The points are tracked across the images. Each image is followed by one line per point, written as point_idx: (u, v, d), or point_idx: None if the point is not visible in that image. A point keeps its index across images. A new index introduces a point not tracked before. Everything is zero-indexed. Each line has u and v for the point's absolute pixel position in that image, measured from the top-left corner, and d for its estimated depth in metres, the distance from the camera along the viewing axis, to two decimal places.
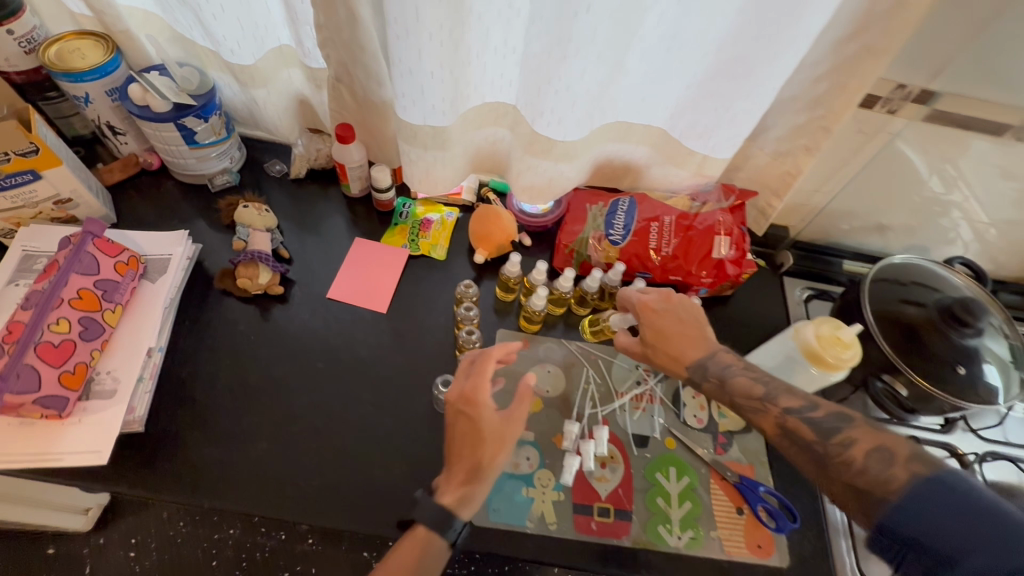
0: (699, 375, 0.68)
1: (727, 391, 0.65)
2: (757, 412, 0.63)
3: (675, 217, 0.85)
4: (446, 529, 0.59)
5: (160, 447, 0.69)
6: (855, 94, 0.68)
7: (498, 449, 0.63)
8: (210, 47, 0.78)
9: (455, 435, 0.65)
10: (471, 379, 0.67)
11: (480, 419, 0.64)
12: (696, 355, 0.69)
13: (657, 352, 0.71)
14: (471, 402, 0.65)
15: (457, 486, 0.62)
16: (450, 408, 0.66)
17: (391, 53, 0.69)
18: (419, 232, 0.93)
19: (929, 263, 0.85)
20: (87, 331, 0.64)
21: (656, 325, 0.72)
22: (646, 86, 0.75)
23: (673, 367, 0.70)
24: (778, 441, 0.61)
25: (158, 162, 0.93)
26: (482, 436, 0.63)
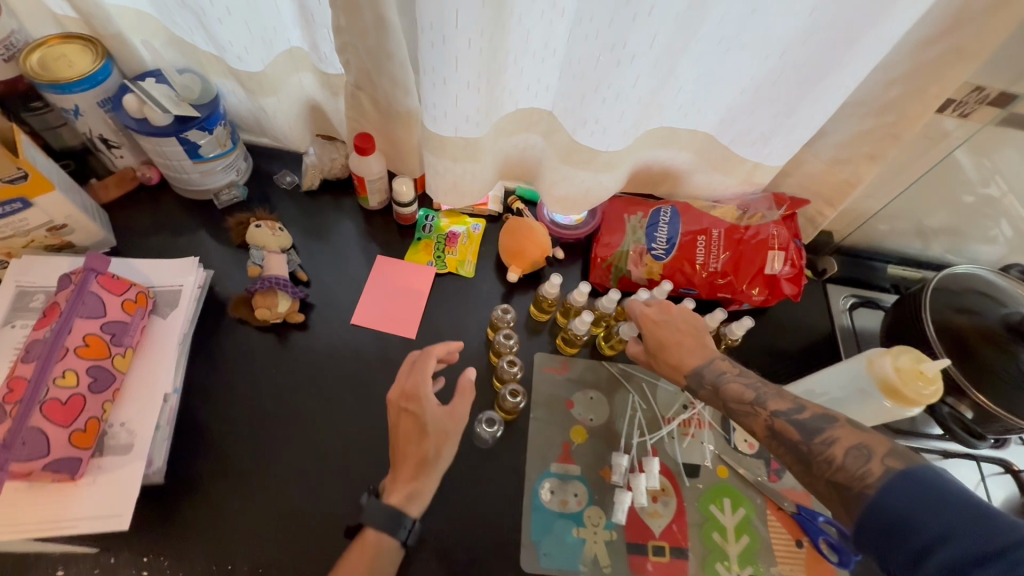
0: (696, 383, 0.63)
1: (721, 396, 0.61)
2: (747, 416, 0.59)
3: (724, 230, 0.80)
4: (397, 528, 0.56)
5: (184, 498, 0.64)
6: (933, 101, 0.63)
7: (440, 441, 0.59)
8: (214, 52, 0.70)
9: (397, 433, 0.61)
10: (411, 373, 0.64)
11: (423, 415, 0.60)
12: (695, 360, 0.65)
13: (659, 362, 0.67)
14: (410, 395, 0.61)
15: (405, 482, 0.58)
16: (391, 406, 0.62)
17: (422, 60, 0.62)
18: (445, 247, 0.87)
19: (989, 273, 0.81)
20: (97, 382, 0.58)
21: (659, 336, 0.67)
22: (699, 90, 0.69)
23: (673, 375, 0.66)
24: (767, 444, 0.57)
25: (157, 176, 0.85)
26: (425, 428, 0.60)
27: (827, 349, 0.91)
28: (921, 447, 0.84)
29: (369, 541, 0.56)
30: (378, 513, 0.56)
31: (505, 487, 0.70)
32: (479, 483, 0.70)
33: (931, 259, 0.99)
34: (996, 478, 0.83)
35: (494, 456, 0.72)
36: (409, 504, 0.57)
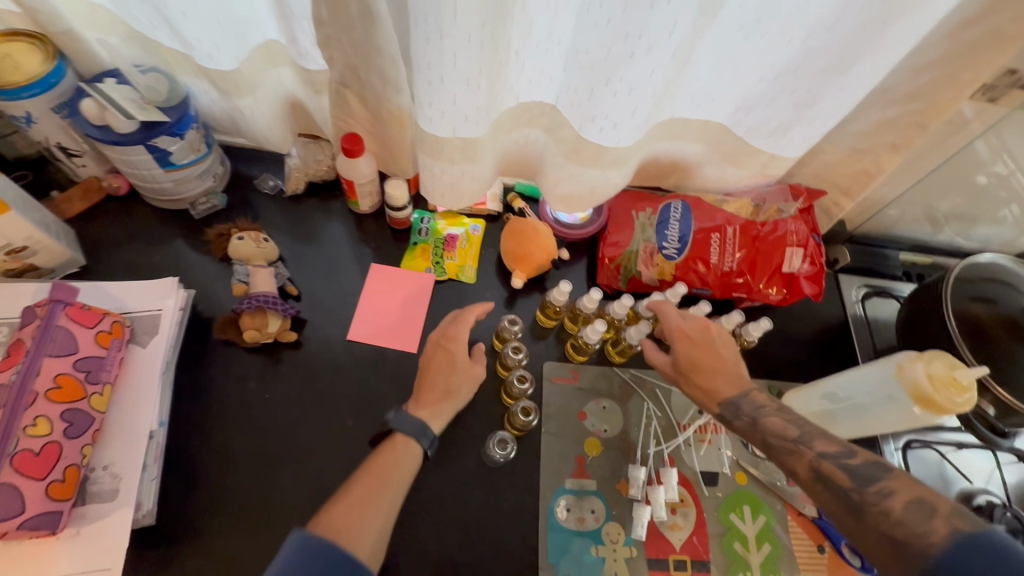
0: (732, 413, 0.60)
1: (760, 430, 0.57)
2: (789, 454, 0.54)
3: (739, 226, 0.76)
4: (422, 437, 0.57)
5: (179, 539, 0.60)
6: (966, 87, 0.61)
7: (466, 380, 0.62)
8: (179, 49, 0.63)
9: (427, 365, 0.63)
10: (448, 323, 0.67)
11: (457, 353, 0.63)
12: (729, 391, 0.61)
13: (689, 383, 0.64)
14: (451, 334, 0.65)
15: (430, 403, 0.60)
16: (429, 343, 0.65)
17: (414, 55, 0.56)
18: (443, 252, 0.81)
19: (1011, 264, 0.78)
20: (73, 426, 0.53)
21: (692, 354, 0.64)
22: (715, 79, 0.64)
23: (704, 401, 0.62)
24: (810, 486, 0.52)
25: (126, 185, 0.78)
26: (455, 364, 0.63)
27: (841, 342, 0.88)
28: (934, 440, 0.82)
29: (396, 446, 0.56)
30: (405, 422, 0.57)
31: (520, 507, 0.67)
32: (492, 503, 0.67)
33: (942, 245, 0.97)
34: (1010, 466, 0.81)
35: (506, 474, 0.69)
36: (433, 421, 0.59)
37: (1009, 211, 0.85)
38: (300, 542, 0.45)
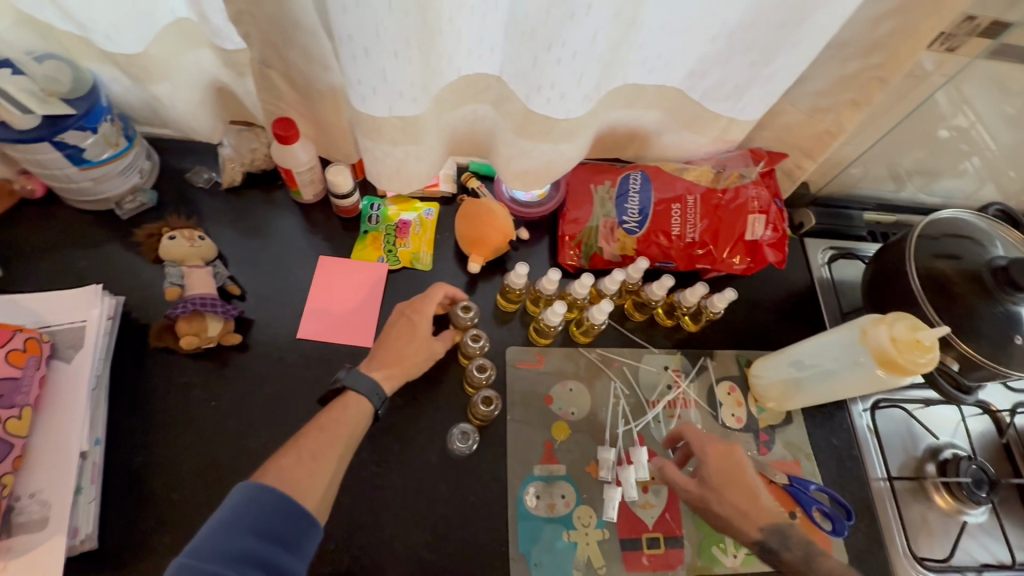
0: (777, 544, 0.58)
1: (811, 567, 0.57)
2: None
3: (699, 195, 0.73)
4: (373, 396, 0.58)
5: (125, 563, 0.57)
6: (924, 38, 0.57)
7: (421, 351, 0.63)
8: (75, 31, 0.57)
9: (390, 329, 0.63)
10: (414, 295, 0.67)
11: (418, 324, 0.63)
12: (767, 519, 0.58)
13: (726, 503, 0.60)
14: (416, 305, 0.64)
15: (388, 363, 0.61)
16: (394, 310, 0.65)
17: (334, 27, 0.51)
18: (395, 240, 0.77)
19: (972, 219, 0.78)
20: None
21: (725, 472, 0.60)
22: (667, 40, 0.60)
23: (743, 524, 0.59)
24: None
25: (42, 187, 0.71)
26: (417, 334, 0.63)
27: (809, 307, 0.87)
28: (901, 398, 0.81)
29: (349, 400, 0.57)
30: (359, 379, 0.58)
31: (488, 500, 0.65)
32: (459, 498, 0.65)
33: (906, 203, 0.96)
34: (974, 418, 0.82)
35: (472, 467, 0.67)
36: (386, 381, 0.60)
37: (970, 163, 0.86)
38: (251, 491, 0.47)
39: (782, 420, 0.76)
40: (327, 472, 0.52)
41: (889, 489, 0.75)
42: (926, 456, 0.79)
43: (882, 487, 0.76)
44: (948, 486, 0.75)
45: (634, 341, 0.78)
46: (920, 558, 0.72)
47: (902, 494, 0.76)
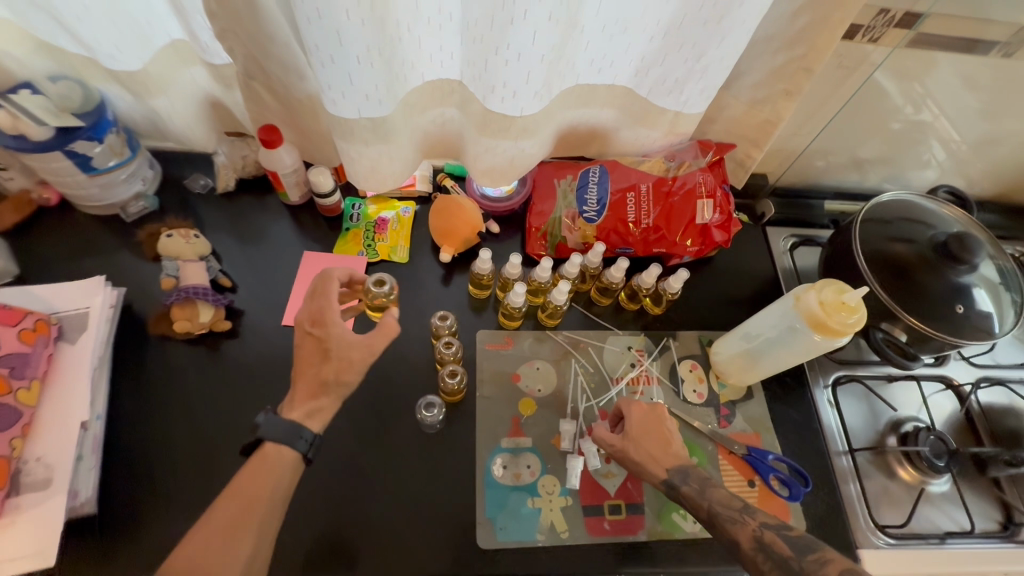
0: (678, 479, 0.62)
1: (706, 497, 0.60)
2: (733, 522, 0.57)
3: (652, 183, 0.78)
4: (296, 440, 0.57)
5: (121, 528, 0.61)
6: (837, 29, 0.62)
7: (342, 369, 0.59)
8: (84, 53, 0.65)
9: (302, 354, 0.60)
10: (312, 301, 0.62)
11: (328, 339, 0.59)
12: (672, 461, 0.64)
13: (639, 449, 0.65)
14: (317, 320, 0.60)
15: (305, 400, 0.59)
16: (296, 328, 0.61)
17: (304, 39, 0.58)
18: (375, 235, 0.84)
19: (917, 197, 0.82)
20: None
21: (642, 421, 0.67)
22: (608, 41, 0.66)
23: (652, 468, 0.63)
24: (752, 556, 0.54)
25: (57, 196, 0.79)
26: (329, 353, 0.59)
27: (771, 290, 0.91)
28: (862, 374, 0.85)
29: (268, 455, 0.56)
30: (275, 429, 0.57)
31: (457, 472, 0.70)
32: (429, 469, 0.69)
33: (866, 190, 1.01)
34: (939, 394, 0.86)
35: (443, 441, 0.71)
36: (307, 421, 0.58)
37: (933, 153, 0.92)
38: None
39: (743, 396, 0.80)
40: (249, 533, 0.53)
41: (852, 468, 0.77)
42: (888, 430, 0.81)
43: (847, 467, 0.77)
44: (909, 458, 0.78)
45: (600, 324, 0.83)
46: (882, 526, 0.73)
47: (865, 466, 0.78)
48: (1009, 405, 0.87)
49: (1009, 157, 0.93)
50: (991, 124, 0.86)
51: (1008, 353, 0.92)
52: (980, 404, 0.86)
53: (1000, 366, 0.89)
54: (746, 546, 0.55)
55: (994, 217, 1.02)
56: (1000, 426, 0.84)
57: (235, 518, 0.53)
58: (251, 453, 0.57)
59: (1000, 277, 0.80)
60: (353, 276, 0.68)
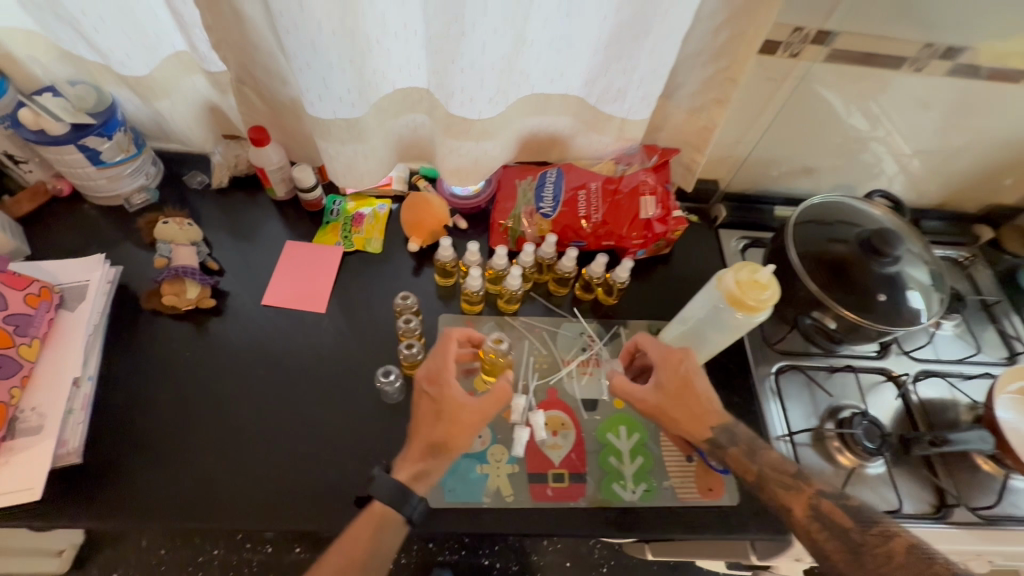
0: (726, 439, 0.69)
1: (756, 460, 0.68)
2: (790, 490, 0.67)
3: (601, 182, 0.86)
4: (402, 503, 0.63)
5: (102, 477, 0.68)
6: (752, 43, 0.71)
7: (454, 432, 0.66)
8: (99, 61, 0.75)
9: (418, 411, 0.69)
10: (434, 357, 0.70)
11: (443, 400, 0.67)
12: (716, 419, 0.70)
13: (679, 407, 0.71)
14: (434, 378, 0.68)
15: (413, 462, 0.66)
16: (416, 385, 0.70)
17: (285, 47, 0.67)
18: (351, 228, 0.92)
19: (851, 200, 0.88)
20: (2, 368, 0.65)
21: (678, 382, 0.72)
22: (556, 55, 0.75)
23: (695, 427, 0.70)
24: (806, 522, 0.65)
25: (69, 187, 0.89)
26: (441, 414, 0.67)
27: None
28: (804, 364, 0.90)
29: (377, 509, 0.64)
30: (385, 486, 0.63)
31: None
32: (387, 435, 0.76)
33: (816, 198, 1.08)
34: (879, 386, 0.91)
35: (402, 409, 0.78)
36: (415, 483, 0.65)
37: (874, 158, 0.98)
38: None
39: None
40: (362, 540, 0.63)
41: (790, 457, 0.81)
42: (827, 416, 0.86)
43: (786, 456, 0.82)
44: (847, 444, 0.82)
45: (556, 312, 0.90)
46: None
47: (802, 450, 0.83)
48: (947, 398, 0.91)
49: (946, 166, 1.00)
50: (923, 136, 0.93)
51: (949, 348, 0.97)
52: (918, 396, 0.90)
53: (941, 361, 0.94)
54: (802, 514, 0.66)
55: (939, 223, 1.09)
56: (937, 419, 0.88)
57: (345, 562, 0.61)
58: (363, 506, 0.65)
59: (932, 279, 0.85)
60: (471, 336, 0.75)
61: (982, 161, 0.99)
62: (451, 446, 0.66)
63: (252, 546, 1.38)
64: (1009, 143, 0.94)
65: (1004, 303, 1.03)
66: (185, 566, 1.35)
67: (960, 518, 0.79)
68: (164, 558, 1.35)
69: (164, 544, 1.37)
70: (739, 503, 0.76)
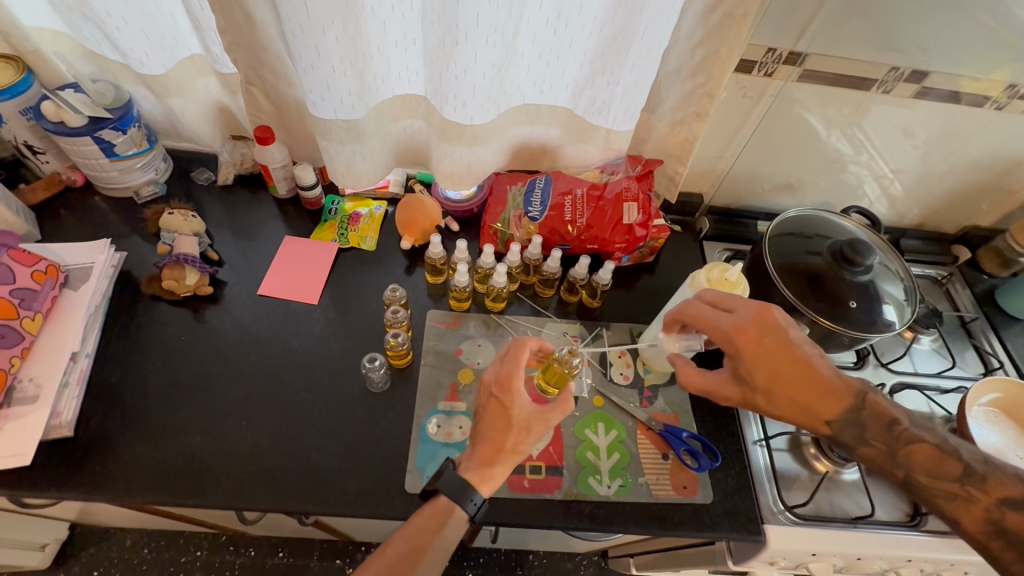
0: (853, 441, 0.64)
1: (902, 465, 0.62)
2: (956, 501, 0.59)
3: (586, 189, 0.90)
4: (465, 501, 0.64)
5: (90, 451, 0.70)
6: (726, 60, 0.76)
7: (521, 440, 0.65)
8: (120, 60, 0.81)
9: (486, 414, 0.68)
10: (504, 362, 0.69)
11: (512, 407, 0.66)
12: (837, 410, 0.64)
13: (778, 395, 0.65)
14: (505, 385, 0.67)
15: (481, 463, 0.65)
16: (486, 389, 0.69)
17: (292, 50, 0.73)
18: (348, 226, 0.96)
19: (826, 214, 0.92)
20: (5, 338, 0.69)
21: (772, 366, 0.65)
22: (545, 67, 0.80)
23: (807, 416, 0.65)
24: (983, 538, 0.57)
25: (82, 178, 0.93)
26: (510, 420, 0.66)
27: None
28: None
29: (441, 503, 0.65)
30: (452, 481, 0.64)
31: (394, 425, 0.78)
32: (371, 421, 0.78)
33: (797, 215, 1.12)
34: None
35: (387, 397, 0.81)
36: (481, 486, 0.65)
37: (852, 177, 1.03)
38: None
39: (665, 381, 0.88)
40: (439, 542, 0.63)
41: (767, 463, 0.82)
42: None
43: (763, 464, 0.82)
44: (823, 450, 0.82)
45: (542, 312, 0.93)
46: (789, 506, 0.78)
47: (779, 455, 0.84)
48: (925, 411, 0.92)
49: (923, 188, 1.04)
50: (898, 157, 0.98)
51: (927, 362, 0.99)
52: None
53: (918, 374, 0.96)
54: (977, 531, 0.57)
55: (919, 242, 1.12)
56: None
57: (399, 565, 0.60)
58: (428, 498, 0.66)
59: (907, 295, 0.87)
60: (545, 346, 0.74)
61: (958, 184, 1.03)
62: (517, 452, 0.65)
63: (235, 548, 1.38)
64: (981, 167, 0.99)
65: (981, 321, 1.05)
66: (167, 566, 1.34)
67: (934, 526, 0.79)
68: (147, 558, 1.34)
69: (148, 543, 1.36)
70: (712, 502, 0.77)
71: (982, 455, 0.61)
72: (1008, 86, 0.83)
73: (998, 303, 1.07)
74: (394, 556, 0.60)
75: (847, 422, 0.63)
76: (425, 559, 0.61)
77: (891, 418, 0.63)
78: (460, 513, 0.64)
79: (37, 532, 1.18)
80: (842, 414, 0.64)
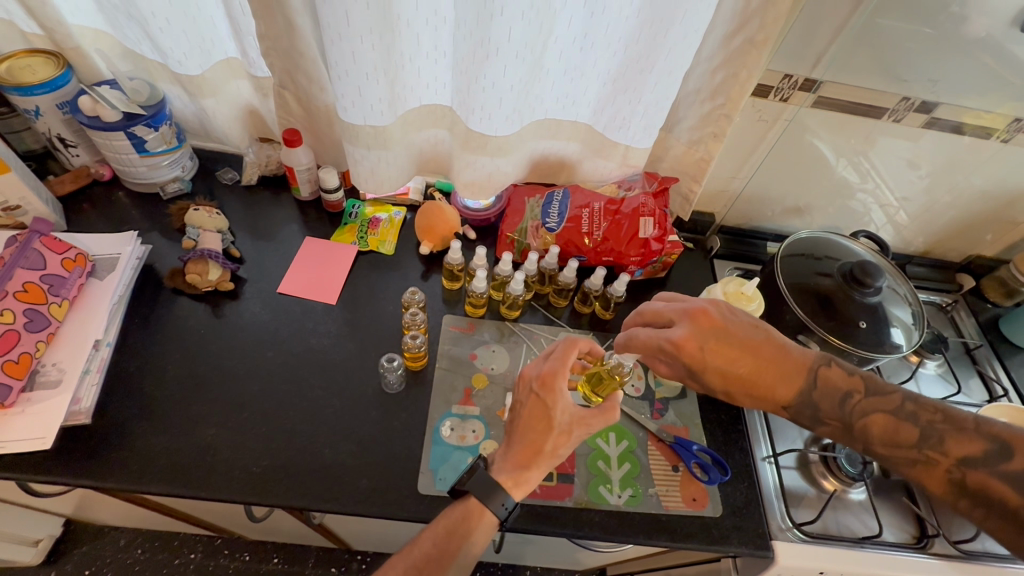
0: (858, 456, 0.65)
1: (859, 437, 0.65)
2: (921, 466, 0.61)
3: (604, 203, 0.92)
4: (498, 505, 0.64)
5: (106, 439, 0.71)
6: (745, 84, 0.79)
7: (560, 444, 0.66)
8: (159, 59, 0.84)
9: (525, 411, 0.67)
10: (547, 361, 0.69)
11: (555, 407, 0.66)
12: (789, 394, 0.67)
13: (743, 394, 0.69)
14: (547, 385, 0.66)
15: (513, 467, 0.66)
16: (526, 386, 0.68)
17: (328, 56, 0.75)
18: (368, 230, 0.98)
19: (835, 236, 0.94)
20: (32, 322, 0.71)
21: (721, 366, 0.68)
22: (569, 83, 0.83)
23: (770, 403, 0.69)
24: (946, 493, 0.60)
25: (110, 172, 0.95)
26: (551, 422, 0.66)
27: None
28: None
29: (474, 506, 0.65)
30: (481, 482, 0.64)
31: (407, 426, 0.79)
32: (384, 421, 0.79)
33: None
34: None
35: (401, 398, 0.81)
36: (516, 489, 0.65)
37: (860, 204, 1.05)
38: None
39: (676, 394, 0.88)
40: (469, 550, 0.63)
41: (776, 481, 0.82)
42: (811, 441, 0.87)
43: (771, 482, 0.82)
44: (830, 468, 0.83)
45: (555, 322, 0.94)
46: (796, 523, 0.78)
47: (787, 472, 0.84)
48: None
49: (930, 217, 1.07)
50: (906, 185, 1.00)
51: (932, 387, 1.00)
52: None
53: None
54: (942, 490, 0.60)
55: (923, 270, 1.15)
56: None
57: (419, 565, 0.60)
58: (457, 495, 0.67)
59: (913, 318, 0.88)
60: (594, 350, 0.75)
61: (963, 214, 1.05)
62: (553, 456, 0.66)
63: (230, 552, 1.36)
64: (986, 199, 1.01)
65: (985, 348, 1.07)
66: (160, 569, 1.32)
67: (942, 549, 0.78)
68: (141, 559, 1.32)
69: (143, 544, 1.35)
70: (721, 515, 0.77)
71: (940, 413, 0.62)
72: (1012, 120, 0.86)
73: (1001, 332, 1.08)
74: (420, 557, 0.61)
75: (801, 405, 0.67)
76: (452, 564, 0.61)
77: (845, 391, 0.66)
78: (489, 517, 0.64)
79: (32, 527, 1.17)
80: (796, 397, 0.67)
